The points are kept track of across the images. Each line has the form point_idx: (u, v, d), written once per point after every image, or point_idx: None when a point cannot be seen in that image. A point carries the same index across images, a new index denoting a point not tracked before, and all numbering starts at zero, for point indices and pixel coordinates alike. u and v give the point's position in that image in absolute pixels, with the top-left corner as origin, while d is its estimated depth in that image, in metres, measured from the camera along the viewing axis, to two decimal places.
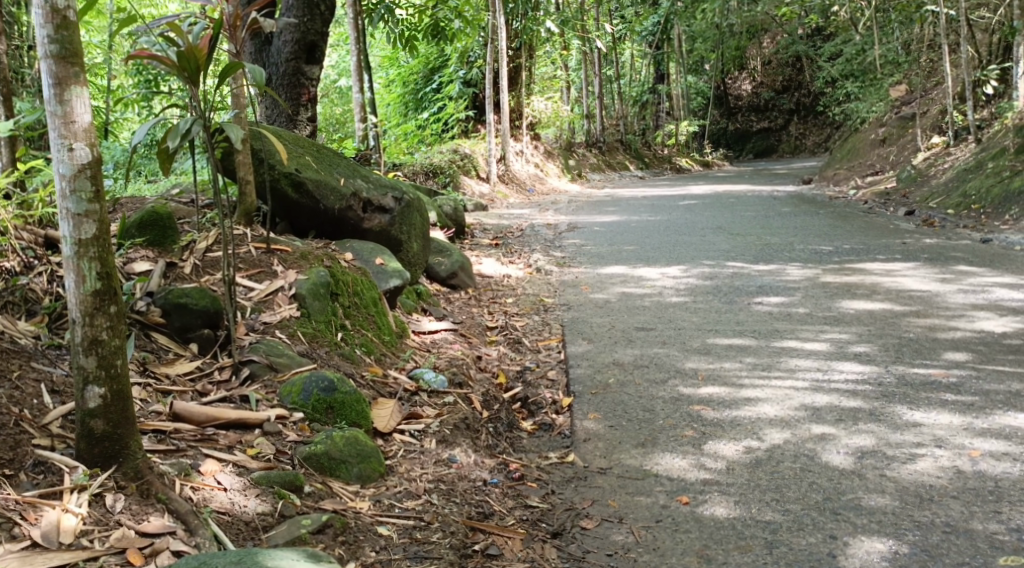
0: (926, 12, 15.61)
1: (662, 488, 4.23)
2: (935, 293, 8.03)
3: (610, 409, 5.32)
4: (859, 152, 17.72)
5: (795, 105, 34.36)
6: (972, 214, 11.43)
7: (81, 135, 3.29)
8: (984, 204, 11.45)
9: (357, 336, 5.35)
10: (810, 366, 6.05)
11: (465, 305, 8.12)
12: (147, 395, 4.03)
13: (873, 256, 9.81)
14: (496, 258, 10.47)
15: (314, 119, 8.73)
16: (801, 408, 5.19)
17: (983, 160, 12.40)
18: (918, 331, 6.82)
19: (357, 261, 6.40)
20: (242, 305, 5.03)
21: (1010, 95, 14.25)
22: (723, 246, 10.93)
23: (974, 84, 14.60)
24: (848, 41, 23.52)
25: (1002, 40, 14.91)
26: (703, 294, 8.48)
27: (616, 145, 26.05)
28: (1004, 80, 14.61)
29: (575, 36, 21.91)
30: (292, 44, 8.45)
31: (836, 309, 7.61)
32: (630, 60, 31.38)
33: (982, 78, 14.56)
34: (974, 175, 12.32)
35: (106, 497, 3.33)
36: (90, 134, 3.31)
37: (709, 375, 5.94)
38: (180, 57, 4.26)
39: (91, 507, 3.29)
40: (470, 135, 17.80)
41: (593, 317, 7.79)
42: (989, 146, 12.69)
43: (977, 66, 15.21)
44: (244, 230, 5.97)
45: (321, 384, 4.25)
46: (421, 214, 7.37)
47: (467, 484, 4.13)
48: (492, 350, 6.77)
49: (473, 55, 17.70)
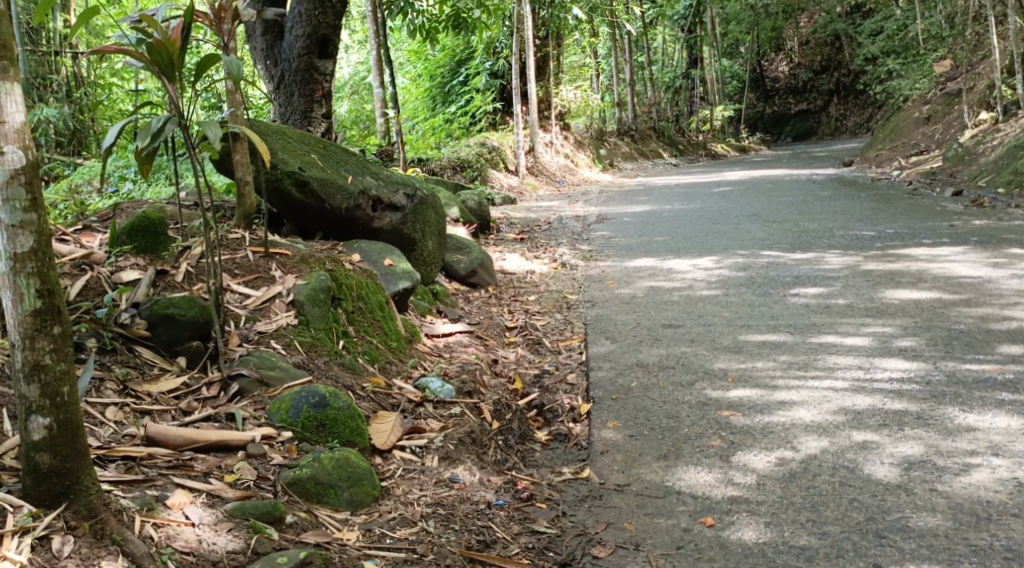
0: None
1: (686, 507, 3.90)
2: (986, 279, 7.58)
3: (631, 416, 4.97)
4: (902, 131, 17.17)
5: (835, 85, 33.58)
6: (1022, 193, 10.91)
7: (13, 137, 3.02)
8: None
9: (360, 343, 5.04)
10: (850, 364, 5.65)
11: (485, 304, 7.80)
12: (123, 418, 3.76)
13: (917, 240, 9.37)
14: (521, 253, 10.13)
15: (329, 116, 8.39)
16: (841, 413, 4.84)
17: None
18: (969, 322, 6.39)
19: (364, 263, 6.08)
20: (235, 314, 4.73)
21: None
22: (758, 234, 10.51)
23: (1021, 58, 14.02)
24: (889, 17, 22.90)
25: None
26: (735, 286, 8.09)
27: (649, 133, 25.54)
28: None
29: (606, 21, 21.48)
30: (304, 39, 8.12)
31: (879, 299, 7.19)
32: (663, 45, 30.85)
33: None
34: None
35: (53, 541, 3.03)
36: (22, 135, 3.05)
37: (740, 376, 5.56)
38: (150, 50, 4.00)
39: (33, 552, 2.99)
40: (498, 127, 17.46)
41: (618, 314, 7.43)
42: None
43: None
44: (244, 233, 5.67)
45: (312, 400, 3.95)
46: (435, 210, 7.07)
47: (469, 507, 3.81)
48: (509, 352, 6.45)
49: (500, 45, 17.33)
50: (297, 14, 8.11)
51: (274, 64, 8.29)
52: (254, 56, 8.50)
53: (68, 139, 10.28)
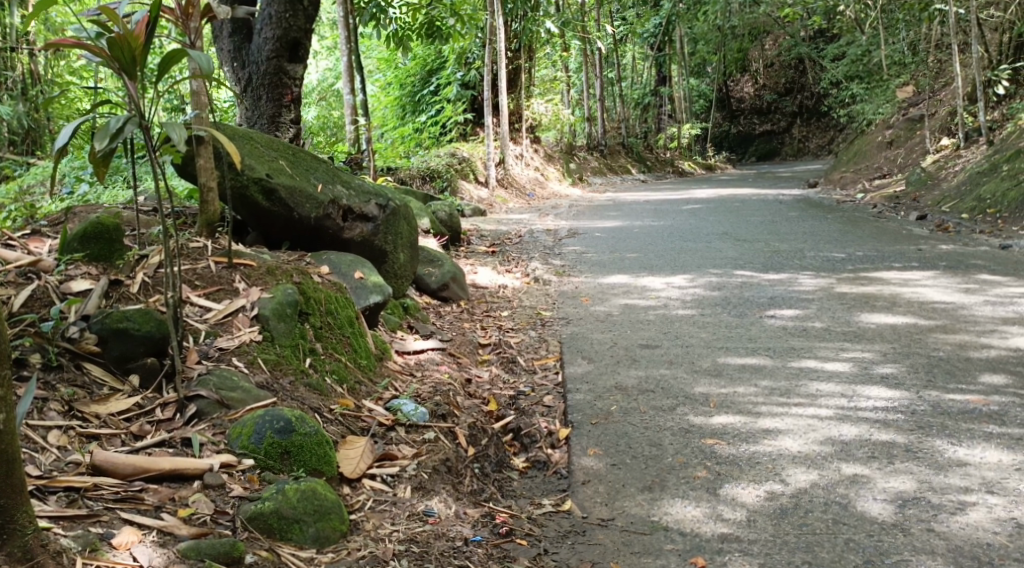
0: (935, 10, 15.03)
1: (673, 547, 3.69)
2: (961, 305, 7.43)
3: (612, 443, 4.73)
4: (866, 154, 17.12)
5: (798, 107, 33.71)
6: (987, 219, 10.82)
7: None
8: (999, 209, 10.85)
9: (329, 362, 4.76)
10: (834, 391, 5.43)
11: (456, 319, 7.54)
12: (67, 443, 3.49)
13: (888, 263, 9.22)
14: (491, 266, 9.88)
15: (298, 122, 8.09)
16: (828, 443, 4.63)
17: (996, 163, 11.78)
18: (948, 349, 6.21)
19: (334, 275, 5.80)
20: (195, 329, 4.45)
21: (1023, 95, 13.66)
22: (730, 253, 10.34)
23: (985, 84, 14.00)
24: (852, 41, 22.96)
25: (1011, 43, 14.17)
26: (711, 305, 7.89)
27: (617, 148, 25.40)
28: (1016, 80, 14.04)
29: (576, 36, 21.32)
30: (273, 42, 7.83)
31: (855, 323, 7.00)
32: (632, 61, 30.79)
33: (993, 77, 13.97)
34: (987, 179, 11.72)
35: None
36: None
37: (722, 401, 5.32)
38: (110, 45, 3.72)
39: None
40: (468, 139, 17.21)
41: (593, 333, 7.20)
42: (1002, 149, 12.09)
43: (988, 66, 14.60)
44: (205, 242, 5.38)
45: (276, 425, 3.66)
46: (408, 221, 6.83)
47: (443, 544, 3.55)
48: (483, 370, 6.19)
49: (471, 56, 17.08)
50: (266, 16, 7.80)
51: (241, 66, 7.99)
52: (220, 58, 8.17)
53: (22, 137, 9.92)
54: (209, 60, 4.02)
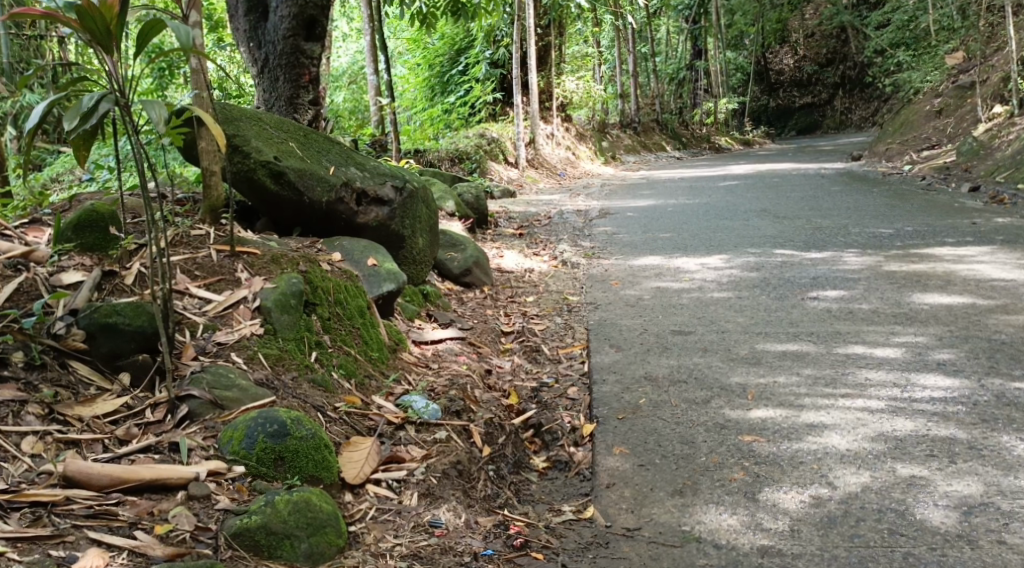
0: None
1: (707, 561, 3.49)
2: (1021, 282, 7.01)
3: (641, 441, 4.41)
4: (912, 125, 16.54)
5: (840, 78, 32.95)
6: None
7: None
8: None
9: (336, 355, 4.47)
10: (885, 380, 5.07)
11: (480, 306, 7.25)
12: (43, 449, 3.29)
13: (939, 239, 8.79)
14: (519, 249, 9.56)
15: (317, 103, 7.77)
16: (880, 440, 4.30)
17: None
18: (1010, 332, 5.80)
19: (345, 263, 5.51)
20: (192, 323, 4.18)
21: None
22: (768, 231, 9.94)
23: None
24: (896, 8, 22.23)
25: None
26: (748, 287, 7.53)
27: (652, 125, 24.89)
28: None
29: (609, 11, 20.86)
30: (289, 20, 7.46)
31: (906, 304, 6.60)
32: (667, 36, 30.23)
33: None
34: None
35: None
36: None
37: (761, 393, 4.98)
38: (81, 15, 3.55)
39: None
40: (498, 118, 16.88)
41: (624, 318, 6.86)
42: None
43: None
44: (209, 229, 5.12)
45: (269, 428, 3.42)
46: (426, 203, 6.52)
47: (451, 559, 3.33)
48: (505, 361, 5.90)
49: (500, 33, 16.69)
50: None
51: (257, 47, 7.66)
52: (237, 38, 7.85)
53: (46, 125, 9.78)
54: (186, 31, 3.68)
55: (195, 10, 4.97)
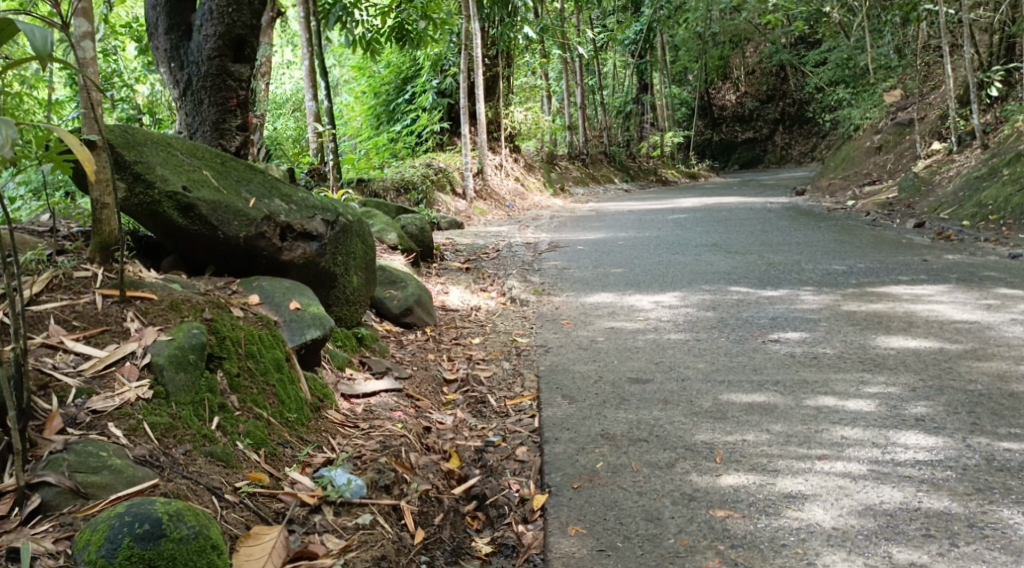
0: (924, 9, 14.15)
1: None
2: (985, 324, 6.53)
3: (598, 518, 3.81)
4: (854, 161, 16.28)
5: (780, 115, 33.25)
6: (990, 226, 9.98)
7: None
8: (1002, 216, 10.00)
9: (244, 421, 3.80)
10: (863, 439, 4.49)
11: (421, 349, 6.56)
12: None
13: (893, 276, 8.33)
14: (464, 285, 8.94)
15: (246, 128, 6.93)
16: (868, 515, 3.74)
17: (995, 167, 10.97)
18: (985, 382, 5.26)
19: (263, 307, 4.84)
20: (63, 386, 3.52)
21: (1016, 97, 12.80)
22: (721, 266, 9.42)
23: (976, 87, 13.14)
24: (831, 46, 22.12)
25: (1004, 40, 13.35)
26: (706, 328, 6.95)
27: (599, 158, 24.47)
28: (1010, 82, 13.17)
29: (555, 43, 20.42)
30: (215, 39, 6.73)
31: (871, 349, 6.06)
32: (613, 70, 29.86)
33: (984, 80, 13.08)
34: (988, 183, 10.88)
35: None
36: None
37: (730, 455, 4.36)
38: None
39: None
40: (445, 148, 16.27)
41: (576, 363, 6.23)
42: (1001, 152, 11.28)
43: (979, 68, 13.73)
44: (96, 270, 4.29)
45: (137, 529, 2.91)
46: (361, 238, 5.90)
47: None
48: (446, 415, 5.24)
49: (447, 63, 16.08)
50: (205, 10, 6.71)
51: (179, 68, 6.92)
52: (156, 59, 7.13)
53: None
54: (44, 36, 3.04)
55: (85, 20, 4.31)
